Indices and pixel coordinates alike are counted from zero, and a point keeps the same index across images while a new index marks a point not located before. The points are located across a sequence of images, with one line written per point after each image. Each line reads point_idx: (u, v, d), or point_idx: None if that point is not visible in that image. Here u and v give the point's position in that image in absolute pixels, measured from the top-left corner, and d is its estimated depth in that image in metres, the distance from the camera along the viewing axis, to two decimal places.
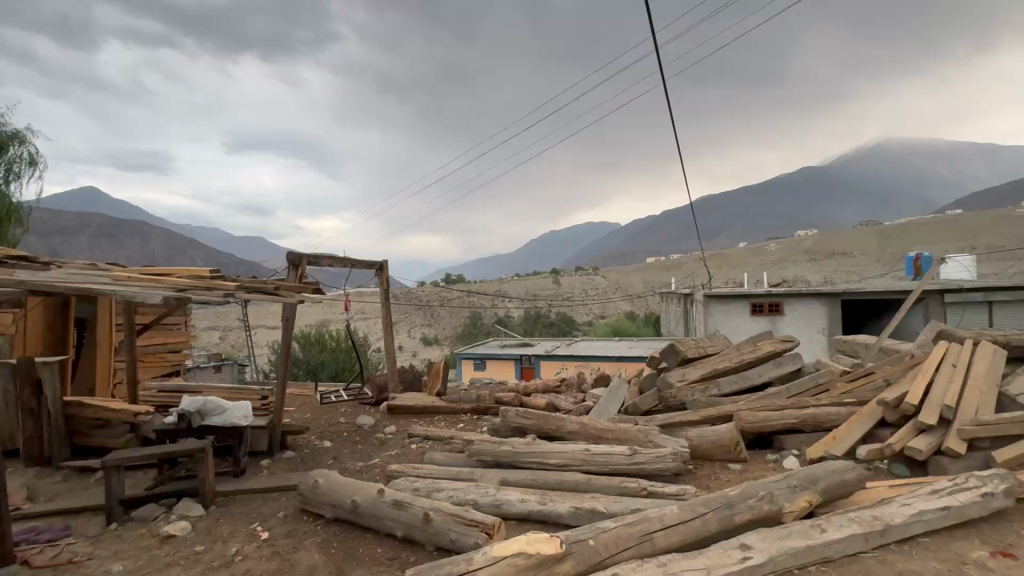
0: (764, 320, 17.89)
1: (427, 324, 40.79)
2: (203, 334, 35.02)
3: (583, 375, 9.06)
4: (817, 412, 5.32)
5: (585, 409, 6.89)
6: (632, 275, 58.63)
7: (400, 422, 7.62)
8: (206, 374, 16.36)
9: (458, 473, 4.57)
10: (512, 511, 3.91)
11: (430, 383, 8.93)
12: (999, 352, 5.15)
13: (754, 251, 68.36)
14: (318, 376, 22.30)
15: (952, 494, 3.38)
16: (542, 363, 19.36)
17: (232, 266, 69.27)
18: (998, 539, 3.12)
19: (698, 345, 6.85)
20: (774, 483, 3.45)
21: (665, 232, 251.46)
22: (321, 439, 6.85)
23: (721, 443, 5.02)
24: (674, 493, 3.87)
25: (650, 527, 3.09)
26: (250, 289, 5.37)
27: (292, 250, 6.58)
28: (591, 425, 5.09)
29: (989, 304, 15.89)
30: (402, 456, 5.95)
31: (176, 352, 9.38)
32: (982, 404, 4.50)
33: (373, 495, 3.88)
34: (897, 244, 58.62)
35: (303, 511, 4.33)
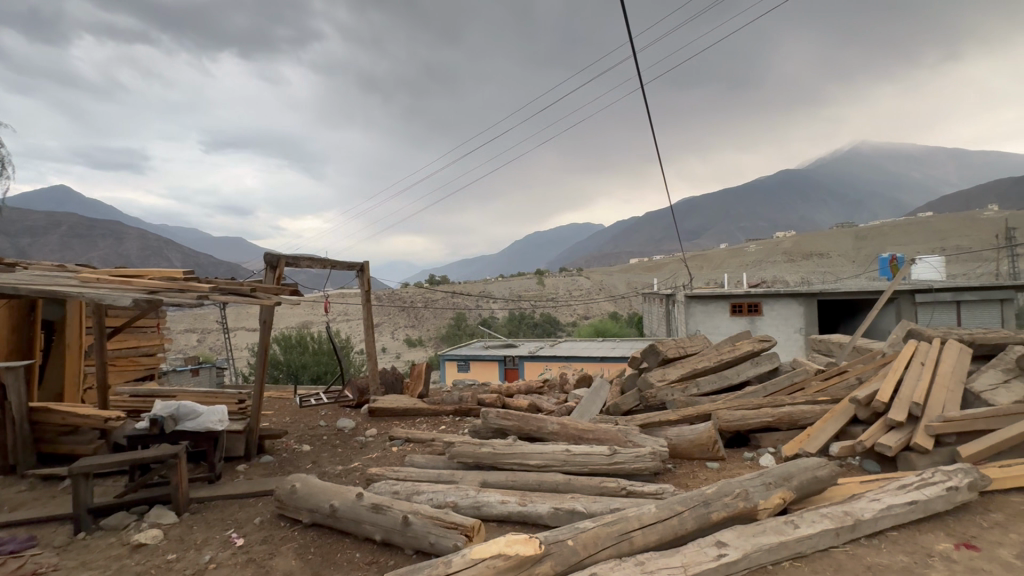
0: (744, 320, 18.19)
1: (411, 325, 40.57)
2: (180, 337, 34.28)
3: (566, 376, 9.10)
4: (792, 410, 5.42)
5: (567, 409, 6.93)
6: (615, 275, 59.20)
7: (381, 424, 7.55)
8: (184, 378, 16.08)
9: (439, 476, 4.54)
10: (491, 512, 3.91)
11: (411, 385, 8.87)
12: (964, 351, 5.32)
13: (734, 251, 69.56)
14: (299, 379, 22.05)
15: (919, 488, 3.48)
16: (526, 363, 19.43)
17: (210, 267, 68.00)
18: (962, 532, 3.22)
19: (678, 346, 6.93)
20: (748, 481, 3.51)
21: (648, 233, 254.13)
22: (299, 443, 6.75)
23: (699, 442, 5.08)
24: (652, 492, 3.91)
25: (627, 526, 3.11)
26: (225, 291, 5.27)
27: (269, 250, 6.48)
28: (571, 425, 5.12)
29: (958, 304, 16.40)
30: (383, 459, 5.90)
31: (150, 356, 9.15)
32: (948, 401, 4.64)
33: (351, 498, 3.84)
34: (871, 245, 60.16)
35: (280, 517, 4.26)
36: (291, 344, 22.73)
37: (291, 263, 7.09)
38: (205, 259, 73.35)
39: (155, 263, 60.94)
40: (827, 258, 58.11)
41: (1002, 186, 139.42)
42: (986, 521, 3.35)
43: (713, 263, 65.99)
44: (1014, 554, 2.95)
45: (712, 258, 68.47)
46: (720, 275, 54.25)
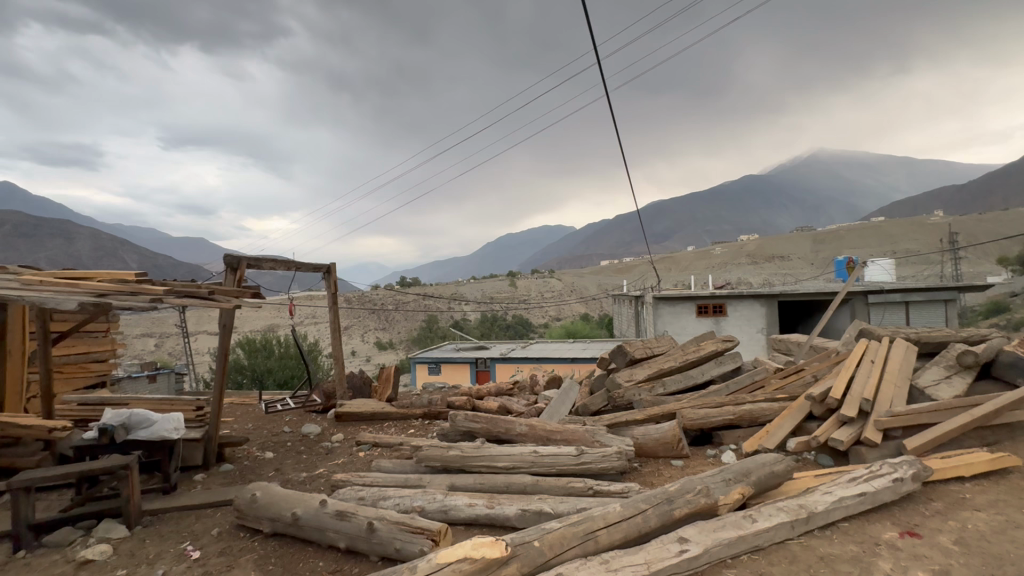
0: (709, 321, 18.68)
1: (381, 328, 39.99)
2: (136, 342, 32.74)
3: (536, 378, 9.12)
4: (752, 408, 5.60)
5: (537, 411, 6.96)
6: (586, 277, 59.91)
7: (348, 429, 7.41)
8: (139, 385, 15.38)
9: (405, 480, 4.49)
10: (459, 516, 3.88)
11: (380, 389, 8.73)
12: (910, 348, 5.62)
13: (701, 254, 71.46)
14: (264, 384, 21.36)
15: (868, 480, 3.65)
16: (498, 366, 19.43)
17: (169, 268, 65.30)
18: (907, 521, 3.40)
19: (644, 347, 7.06)
20: (709, 477, 3.61)
21: (618, 236, 258.07)
22: (262, 450, 6.54)
23: (664, 441, 5.19)
24: (618, 491, 3.97)
25: (592, 526, 3.14)
26: (181, 294, 5.08)
27: (229, 252, 6.28)
28: (539, 426, 5.15)
29: (907, 304, 17.28)
30: (349, 464, 5.79)
31: (101, 362, 8.74)
32: (895, 397, 4.89)
33: (315, 506, 3.74)
34: (828, 249, 62.78)
35: (239, 527, 4.13)
36: (256, 348, 22.03)
37: (253, 265, 6.88)
38: (163, 260, 70.41)
39: (108, 265, 58.02)
40: (787, 261, 60.39)
41: (946, 194, 148.38)
42: (928, 509, 3.54)
43: (680, 266, 67.47)
44: (952, 539, 3.14)
45: (679, 261, 70.01)
46: (687, 277, 55.61)
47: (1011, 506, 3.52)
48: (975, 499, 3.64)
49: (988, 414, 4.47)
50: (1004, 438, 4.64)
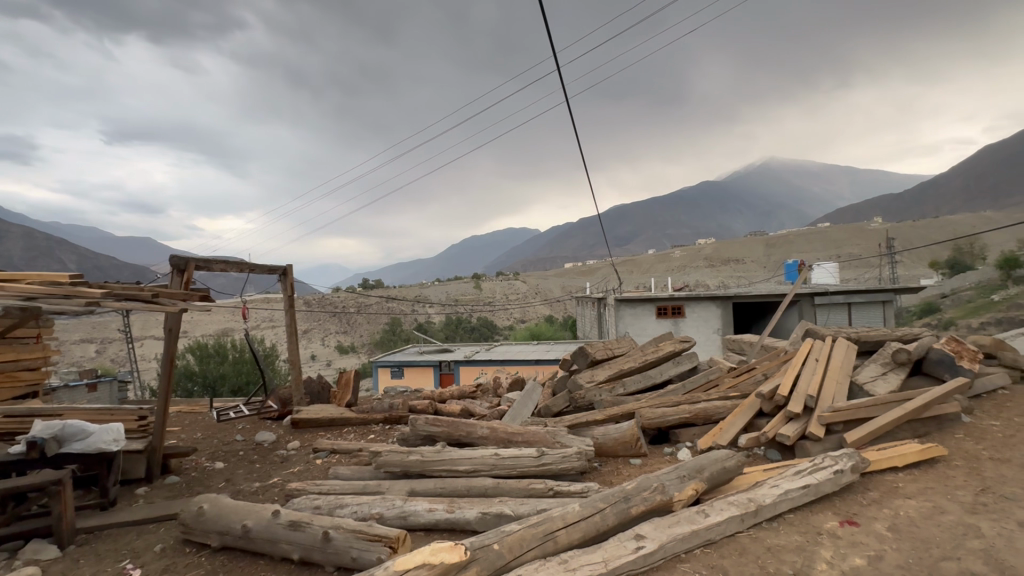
0: (668, 322, 19.22)
1: (342, 331, 39.06)
2: (73, 349, 30.61)
3: (499, 380, 9.11)
4: (707, 406, 5.79)
5: (499, 413, 6.95)
6: (550, 279, 60.47)
7: (305, 436, 7.18)
8: (78, 394, 14.41)
9: (364, 487, 4.39)
10: (418, 522, 3.83)
11: (339, 394, 8.48)
12: (850, 347, 5.94)
13: (661, 257, 73.55)
14: (217, 392, 20.50)
15: (812, 473, 3.84)
16: (462, 368, 19.35)
17: (111, 269, 61.80)
18: (846, 510, 3.60)
19: (605, 347, 7.16)
20: (665, 475, 3.71)
21: (582, 239, 261.65)
22: (211, 460, 6.25)
23: (623, 440, 5.29)
24: (577, 491, 4.02)
25: (551, 526, 3.17)
26: (121, 297, 4.77)
27: (176, 253, 5.96)
28: (501, 429, 5.15)
29: (850, 305, 18.32)
30: (306, 472, 5.61)
31: (32, 370, 8.14)
32: (837, 394, 5.16)
33: (266, 517, 3.60)
34: (780, 252, 65.84)
35: (185, 542, 3.93)
36: (208, 353, 21.06)
37: (202, 267, 6.55)
38: (105, 261, 66.46)
39: (43, 266, 54.06)
40: (742, 264, 62.95)
41: (884, 202, 159.10)
42: (866, 498, 3.76)
43: (641, 268, 69.11)
44: (886, 526, 3.34)
45: (641, 263, 71.76)
46: (648, 280, 57.10)
47: (936, 492, 3.80)
48: (907, 488, 3.90)
49: (918, 408, 4.80)
50: (933, 430, 4.98)
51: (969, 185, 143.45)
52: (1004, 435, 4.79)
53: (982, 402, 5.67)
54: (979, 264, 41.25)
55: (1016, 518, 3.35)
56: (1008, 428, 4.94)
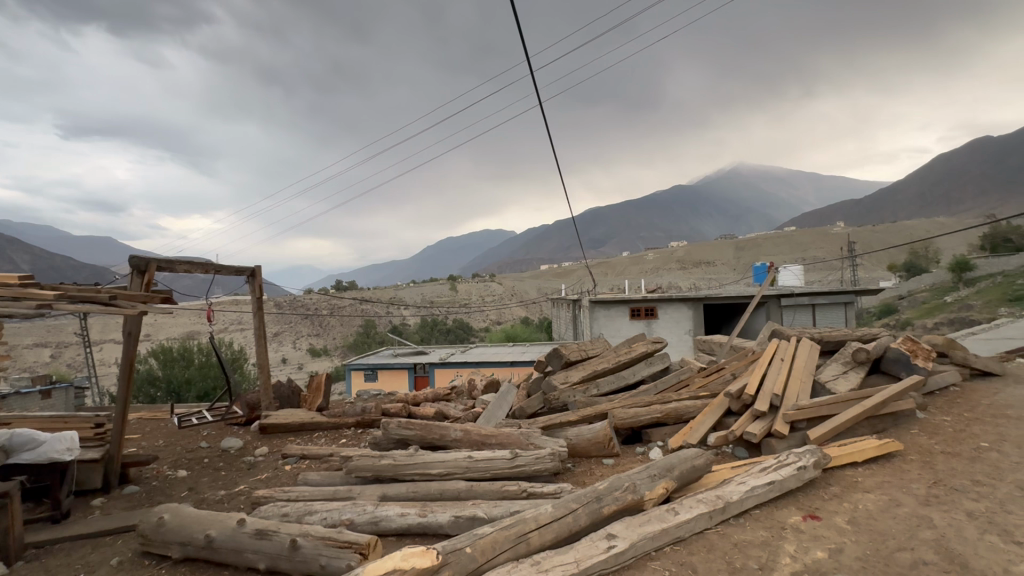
0: (642, 323, 19.53)
1: (314, 334, 38.27)
2: (25, 353, 29.08)
3: (474, 382, 9.08)
4: (678, 405, 5.89)
5: (474, 416, 6.92)
6: (526, 281, 60.74)
7: (274, 442, 7.00)
8: (30, 402, 13.70)
9: (335, 493, 4.31)
10: (390, 527, 3.79)
11: (309, 398, 8.29)
12: (813, 347, 6.13)
13: (635, 259, 74.78)
14: (182, 397, 19.83)
15: (778, 470, 3.96)
16: (437, 371, 19.21)
17: (68, 270, 59.08)
18: (809, 505, 3.72)
19: (579, 348, 7.21)
20: (636, 474, 3.77)
21: (557, 241, 263.41)
22: (173, 468, 6.02)
23: (596, 441, 5.34)
24: (550, 492, 4.04)
25: (524, 528, 3.17)
26: (76, 299, 4.56)
27: (135, 254, 5.72)
28: (474, 431, 5.12)
29: (814, 306, 18.97)
30: (274, 478, 5.48)
31: None
32: (800, 392, 5.33)
33: (231, 526, 3.49)
34: (749, 255, 67.74)
35: (144, 554, 3.77)
36: (172, 357, 20.32)
37: (164, 267, 6.29)
38: (60, 261, 63.47)
39: None
40: (712, 266, 64.56)
41: (846, 208, 165.68)
42: (828, 493, 3.89)
43: (615, 271, 70.04)
44: (846, 520, 3.46)
45: (615, 265, 72.71)
46: (622, 282, 57.96)
47: (893, 486, 3.97)
48: (865, 482, 4.06)
49: (877, 405, 5.01)
50: (890, 426, 5.19)
51: (923, 192, 150.87)
52: (954, 429, 5.05)
53: (935, 398, 5.96)
54: (933, 267, 43.34)
55: (965, 509, 3.52)
56: (957, 423, 5.20)
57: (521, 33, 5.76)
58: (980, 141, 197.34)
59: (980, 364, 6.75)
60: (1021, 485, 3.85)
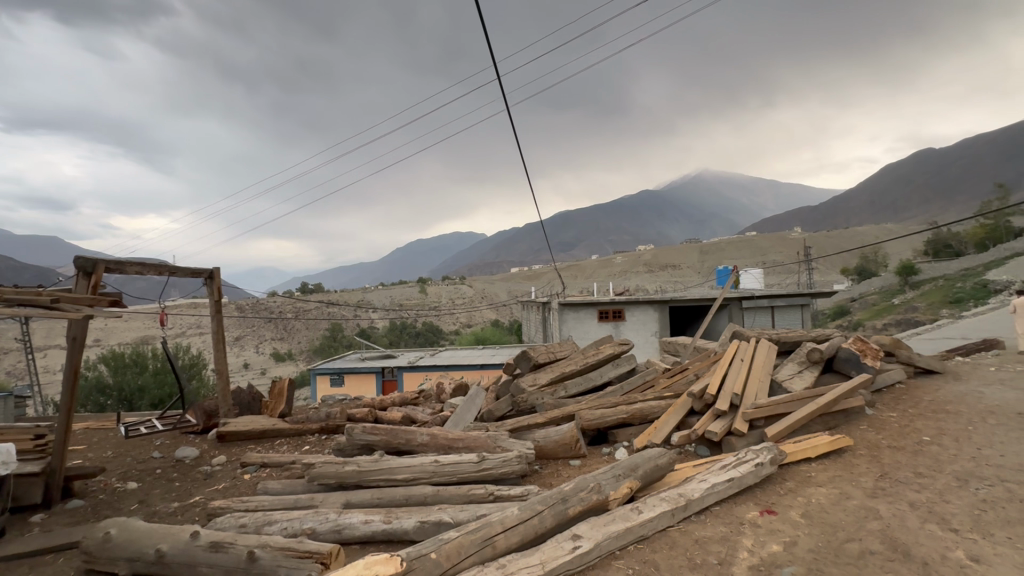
0: (610, 325, 19.81)
1: (278, 338, 37.16)
2: None
3: (443, 386, 9.00)
4: (643, 406, 5.99)
5: (441, 420, 6.83)
6: (497, 284, 60.75)
7: (232, 450, 6.75)
8: None
9: (296, 501, 4.19)
10: (353, 535, 3.70)
11: (271, 405, 8.03)
12: (771, 347, 6.36)
13: (604, 262, 75.99)
14: (135, 405, 18.85)
15: (737, 467, 4.08)
16: (405, 374, 18.95)
17: (8, 271, 55.47)
18: (766, 501, 3.85)
19: (548, 351, 7.25)
20: (602, 475, 3.81)
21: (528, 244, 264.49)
22: (123, 480, 5.72)
23: (563, 442, 5.38)
24: (517, 495, 4.04)
25: (490, 531, 3.15)
26: (13, 303, 4.28)
27: (81, 254, 5.40)
28: (441, 435, 5.08)
29: (773, 308, 19.70)
30: (233, 488, 5.28)
31: None
32: (758, 391, 5.51)
33: (183, 539, 3.34)
34: (712, 259, 69.85)
35: (89, 572, 3.57)
36: (124, 363, 19.31)
37: (113, 269, 5.97)
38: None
39: None
40: (678, 269, 66.26)
41: (803, 214, 173.14)
42: (783, 488, 4.04)
43: (585, 274, 70.94)
44: (800, 513, 3.60)
45: (584, 269, 73.61)
46: (591, 284, 58.78)
47: (844, 480, 4.15)
48: (818, 476, 4.24)
49: (830, 402, 5.25)
50: (841, 422, 5.44)
51: (873, 201, 159.36)
52: (899, 424, 5.34)
53: (881, 396, 6.29)
54: (882, 271, 45.79)
55: (908, 500, 3.72)
56: (901, 419, 5.50)
57: (486, 34, 5.78)
58: (923, 153, 209.64)
59: (923, 363, 7.17)
60: (958, 476, 4.09)
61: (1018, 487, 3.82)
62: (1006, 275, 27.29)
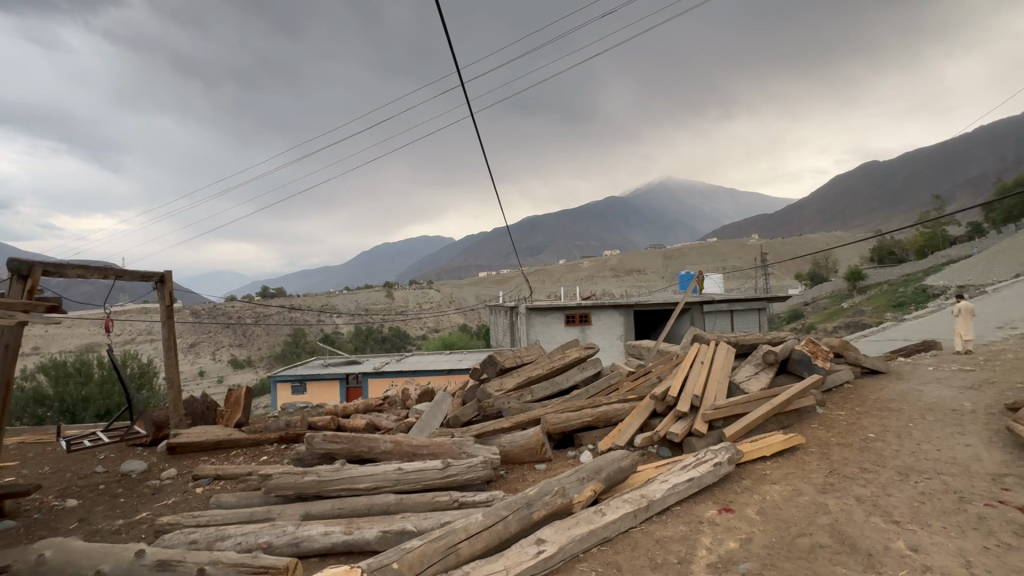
0: (576, 329, 20.04)
1: (236, 344, 35.76)
2: None
3: (408, 391, 8.87)
4: (608, 409, 6.07)
5: (406, 426, 6.73)
6: (465, 288, 60.52)
7: (184, 462, 6.45)
8: None
9: (252, 515, 4.03)
10: (312, 547, 3.60)
11: (227, 414, 7.68)
12: (729, 349, 6.56)
13: (571, 266, 77.02)
14: (78, 417, 17.73)
15: (697, 467, 4.19)
16: (371, 381, 18.58)
17: None
18: (724, 499, 3.96)
19: (514, 356, 7.27)
20: (565, 477, 3.83)
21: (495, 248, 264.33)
22: (61, 498, 5.36)
23: (529, 446, 5.38)
24: (482, 500, 4.01)
25: (453, 539, 3.11)
26: None
27: (14, 256, 5.01)
28: (405, 442, 5.00)
29: (732, 312, 20.42)
30: (184, 503, 5.02)
31: None
32: (717, 392, 5.68)
33: (127, 559, 3.15)
34: (676, 264, 71.86)
35: None
36: (66, 372, 18.16)
37: (52, 273, 5.59)
38: None
39: None
40: (643, 274, 67.84)
41: (761, 221, 180.45)
42: (740, 487, 4.17)
43: (552, 278, 71.63)
44: (756, 511, 3.73)
45: (552, 274, 74.30)
46: (560, 289, 59.37)
47: (796, 476, 4.34)
48: (773, 474, 4.40)
49: (783, 402, 5.47)
50: (795, 421, 5.66)
51: (824, 209, 167.66)
52: (846, 422, 5.62)
53: (831, 395, 6.59)
54: (832, 276, 48.14)
55: (854, 494, 3.91)
56: (849, 417, 5.79)
57: (449, 35, 5.76)
58: (868, 166, 222.23)
59: (869, 363, 7.57)
60: (899, 471, 4.33)
61: (953, 479, 4.08)
62: (942, 281, 29.26)
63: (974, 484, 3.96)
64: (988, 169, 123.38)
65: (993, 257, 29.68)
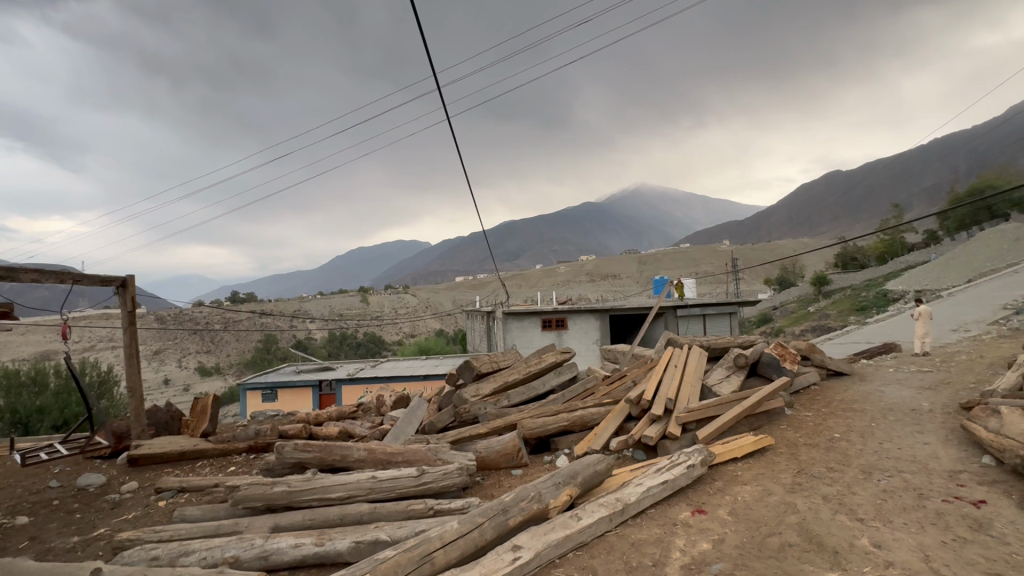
0: (552, 334, 20.14)
1: (203, 351, 34.60)
2: None
3: (382, 398, 8.74)
4: (584, 413, 6.11)
5: (380, 434, 6.61)
6: (442, 294, 60.22)
7: (146, 475, 6.19)
8: None
9: (217, 528, 3.88)
10: (282, 560, 3.49)
11: (192, 424, 7.42)
12: (702, 352, 6.67)
13: (548, 271, 77.45)
14: (30, 429, 16.81)
15: (671, 469, 4.25)
16: (345, 387, 18.26)
17: None
18: (697, 501, 4.02)
19: (490, 361, 7.23)
20: (542, 483, 3.81)
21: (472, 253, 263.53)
22: (10, 516, 5.05)
23: (505, 452, 5.37)
24: (458, 508, 3.97)
25: (428, 547, 3.07)
26: None
27: None
28: (379, 450, 4.92)
29: (704, 316, 20.84)
30: (145, 517, 4.81)
31: None
32: (689, 395, 5.78)
33: None
34: (650, 269, 73.01)
35: None
36: (19, 383, 17.22)
37: (4, 275, 5.29)
38: None
39: None
40: (619, 279, 68.69)
41: (731, 227, 185.27)
42: (713, 488, 4.25)
43: (530, 283, 71.87)
44: (727, 512, 3.79)
45: (529, 279, 74.57)
46: (537, 294, 59.63)
47: (765, 477, 4.43)
48: (744, 475, 4.49)
49: (753, 404, 5.61)
50: (764, 423, 5.80)
51: (791, 216, 173.41)
52: (813, 423, 5.78)
53: (799, 397, 6.79)
54: (799, 281, 49.72)
55: (821, 493, 4.01)
56: (816, 418, 5.96)
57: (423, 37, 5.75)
58: (831, 175, 230.86)
59: (833, 365, 7.82)
60: (863, 469, 4.48)
61: (912, 476, 4.25)
62: (901, 286, 30.59)
63: (932, 482, 4.12)
64: (942, 179, 129.59)
65: (948, 263, 31.14)
